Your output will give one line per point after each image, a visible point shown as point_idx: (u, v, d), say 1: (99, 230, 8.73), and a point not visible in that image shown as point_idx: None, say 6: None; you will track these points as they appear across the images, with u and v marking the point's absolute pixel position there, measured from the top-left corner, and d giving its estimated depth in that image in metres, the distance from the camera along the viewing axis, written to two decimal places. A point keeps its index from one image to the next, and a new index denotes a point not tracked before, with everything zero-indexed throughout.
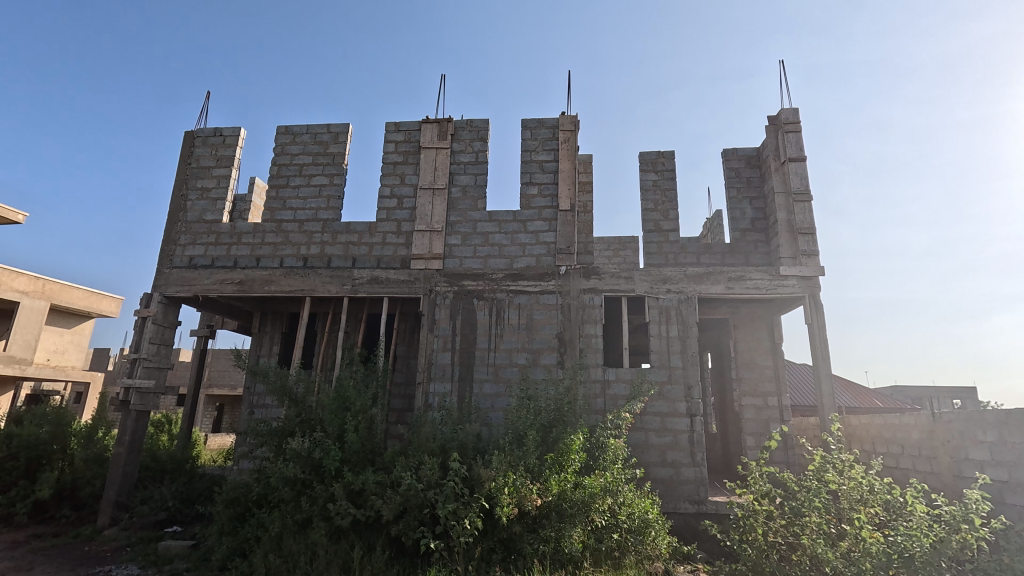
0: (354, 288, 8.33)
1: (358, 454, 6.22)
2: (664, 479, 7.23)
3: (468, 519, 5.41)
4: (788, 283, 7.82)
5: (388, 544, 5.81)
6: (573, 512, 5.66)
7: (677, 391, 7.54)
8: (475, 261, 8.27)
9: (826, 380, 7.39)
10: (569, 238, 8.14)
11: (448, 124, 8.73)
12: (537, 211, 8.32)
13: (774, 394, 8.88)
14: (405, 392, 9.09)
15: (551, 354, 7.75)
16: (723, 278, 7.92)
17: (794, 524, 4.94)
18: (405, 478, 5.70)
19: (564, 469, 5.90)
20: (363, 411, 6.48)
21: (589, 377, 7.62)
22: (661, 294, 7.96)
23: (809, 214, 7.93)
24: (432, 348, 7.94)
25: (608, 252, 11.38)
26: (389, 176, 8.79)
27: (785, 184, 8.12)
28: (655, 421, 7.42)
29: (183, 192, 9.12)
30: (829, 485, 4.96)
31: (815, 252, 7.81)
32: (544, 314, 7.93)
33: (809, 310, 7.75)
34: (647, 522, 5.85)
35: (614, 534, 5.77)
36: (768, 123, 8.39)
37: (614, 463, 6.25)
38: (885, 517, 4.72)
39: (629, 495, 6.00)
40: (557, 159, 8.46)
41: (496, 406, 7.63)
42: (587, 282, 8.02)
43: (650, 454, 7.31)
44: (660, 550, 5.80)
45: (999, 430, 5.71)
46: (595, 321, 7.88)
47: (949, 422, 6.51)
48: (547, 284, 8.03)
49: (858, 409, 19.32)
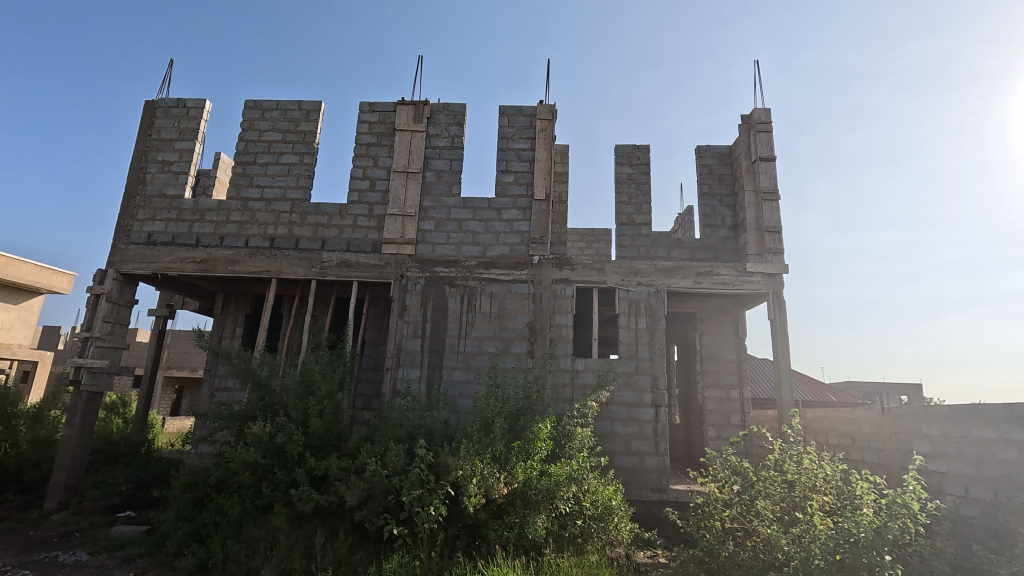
0: (322, 271, 8.14)
1: (323, 439, 6.11)
2: (628, 468, 7.38)
3: (434, 506, 5.41)
4: (753, 279, 8.04)
5: (351, 530, 5.76)
6: (538, 499, 5.72)
7: (644, 382, 7.68)
8: (448, 248, 8.19)
9: (785, 374, 7.65)
10: (544, 227, 8.14)
11: (424, 107, 8.56)
12: (511, 199, 8.28)
13: (736, 386, 9.12)
14: (373, 378, 9.00)
15: (521, 343, 7.77)
16: (691, 273, 8.09)
17: (750, 511, 5.13)
18: (370, 464, 5.62)
19: (530, 457, 5.97)
20: (329, 396, 6.37)
21: (558, 367, 7.68)
22: (631, 286, 8.07)
23: (776, 213, 8.15)
24: (402, 334, 7.85)
25: (581, 244, 11.43)
26: (362, 158, 8.58)
27: (756, 184, 8.32)
28: (621, 411, 7.56)
29: (143, 164, 8.70)
30: (786, 475, 5.15)
31: (780, 250, 8.05)
32: (516, 303, 7.93)
33: (773, 306, 7.99)
34: (610, 509, 5.96)
35: (577, 521, 5.86)
36: (741, 122, 8.54)
37: (580, 451, 6.33)
38: (837, 505, 4.91)
39: (592, 482, 6.11)
40: (533, 148, 8.42)
41: (465, 393, 7.61)
42: (559, 272, 8.04)
43: (616, 443, 7.45)
44: (622, 536, 5.91)
45: (942, 424, 6.06)
46: (566, 311, 7.91)
47: (896, 416, 6.87)
48: (520, 273, 8.02)
49: (816, 402, 20.23)
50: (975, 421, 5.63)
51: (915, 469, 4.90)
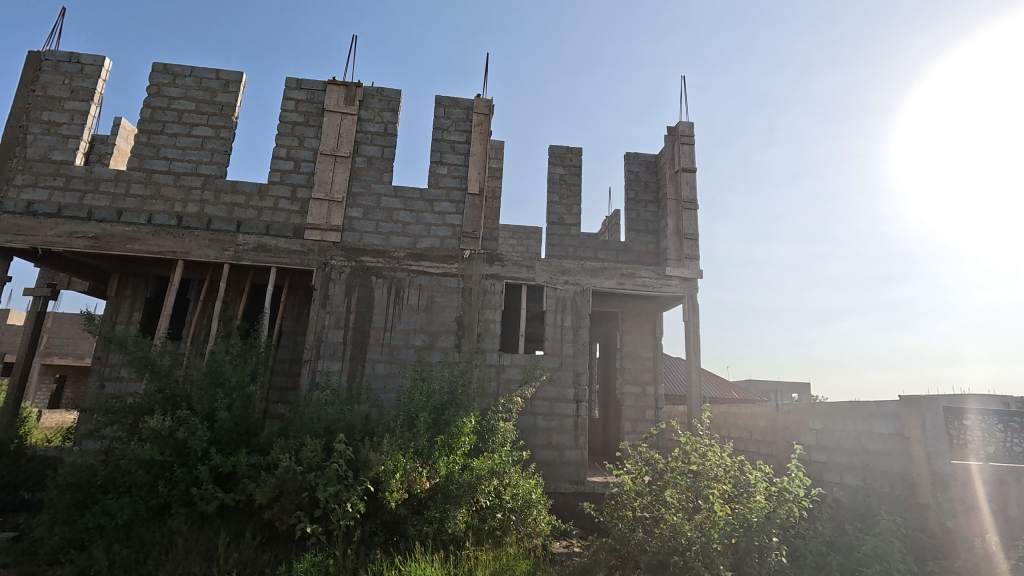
0: (236, 255, 7.59)
1: (230, 434, 5.69)
2: (548, 461, 7.57)
3: (351, 502, 5.24)
4: (672, 283, 8.53)
5: (259, 529, 5.46)
6: (460, 493, 5.72)
7: (567, 378, 7.90)
8: (376, 237, 7.94)
9: (696, 371, 8.19)
10: (476, 222, 8.13)
11: (357, 89, 8.23)
12: (444, 191, 8.18)
13: (652, 383, 9.63)
14: (290, 370, 8.54)
15: (448, 337, 7.72)
16: (616, 274, 8.42)
17: (659, 500, 5.44)
18: (283, 460, 5.33)
19: (454, 451, 5.91)
20: (240, 388, 5.94)
21: (484, 362, 7.71)
22: (559, 284, 8.26)
23: (694, 221, 8.69)
24: (324, 324, 7.53)
25: (512, 240, 11.54)
26: (286, 137, 8.09)
27: (677, 192, 8.82)
28: (544, 405, 7.73)
29: (23, 123, 7.65)
30: (691, 466, 5.51)
31: (696, 256, 8.60)
32: (445, 297, 7.86)
33: (687, 308, 8.52)
34: (530, 501, 6.08)
35: (497, 514, 5.93)
36: (667, 133, 9.02)
37: (503, 445, 6.41)
38: (734, 493, 5.33)
39: (514, 476, 6.20)
40: (468, 141, 8.37)
41: (388, 387, 7.43)
42: (489, 268, 8.05)
43: (538, 437, 7.62)
44: (540, 527, 6.06)
45: (824, 419, 6.80)
46: (495, 307, 7.95)
47: (787, 411, 7.60)
48: (450, 267, 7.96)
49: (721, 399, 21.87)
50: (851, 417, 6.38)
51: (799, 458, 5.49)
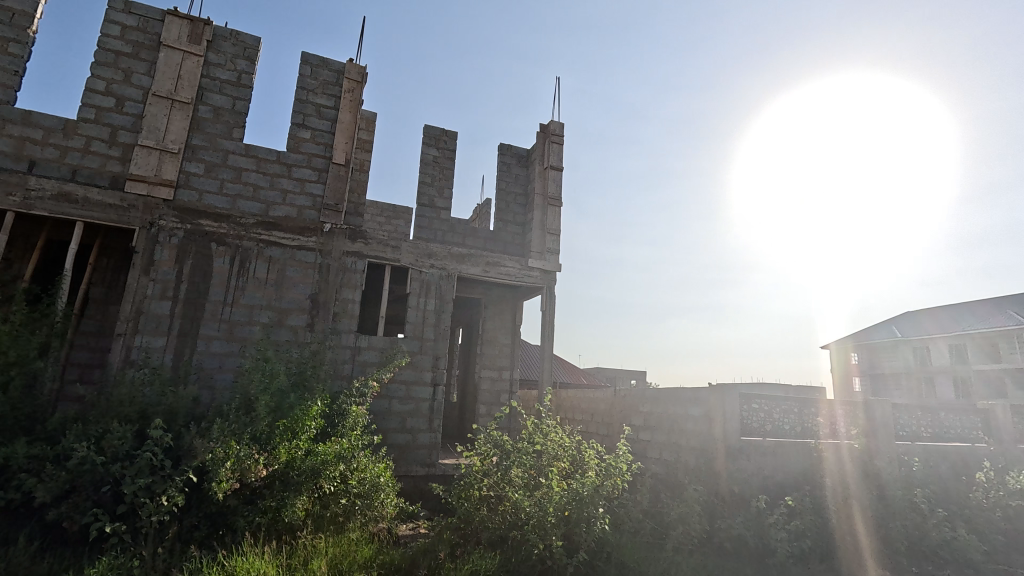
0: (25, 202, 6.18)
1: (6, 420, 4.67)
2: (400, 445, 7.50)
3: (167, 495, 4.59)
4: (533, 274, 8.93)
5: (39, 532, 4.60)
6: (301, 480, 5.35)
7: (425, 362, 7.87)
8: (220, 199, 7.06)
9: (548, 358, 8.72)
10: (340, 195, 7.65)
11: (205, 27, 7.18)
12: (305, 157, 7.56)
13: (508, 369, 10.04)
14: (96, 345, 7.23)
15: (300, 315, 7.18)
16: (481, 261, 8.57)
17: (504, 479, 5.68)
18: (77, 449, 4.52)
19: (297, 436, 5.56)
20: (23, 364, 4.99)
21: (339, 343, 7.33)
22: (424, 267, 8.15)
23: (557, 218, 9.20)
24: (145, 294, 6.50)
25: (379, 218, 11.10)
26: (106, 67, 6.76)
27: (544, 188, 9.24)
28: (400, 389, 7.63)
29: None
30: (535, 446, 5.89)
31: (556, 250, 9.12)
32: (299, 272, 7.28)
33: (545, 299, 9.01)
34: (377, 485, 5.97)
35: (341, 499, 5.71)
36: (539, 129, 9.39)
37: (353, 429, 6.16)
38: (570, 470, 5.82)
39: (362, 460, 6.03)
40: (337, 107, 7.82)
41: (224, 367, 6.69)
42: (351, 245, 7.64)
43: (391, 420, 7.50)
44: (386, 511, 6.00)
45: (651, 403, 7.79)
46: (354, 286, 7.58)
47: (622, 396, 8.53)
48: (307, 240, 7.39)
49: (571, 384, 23.67)
50: (671, 401, 7.41)
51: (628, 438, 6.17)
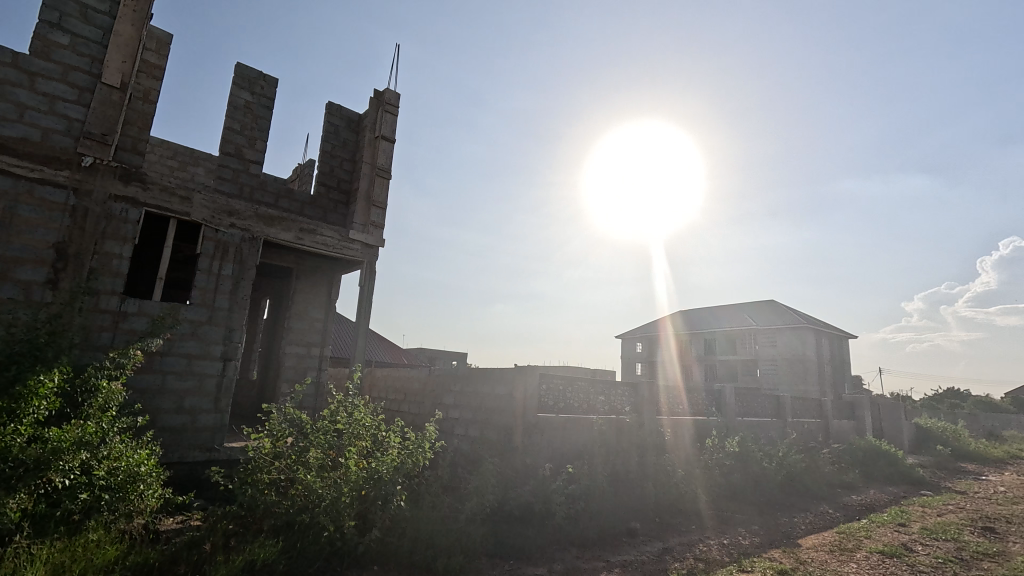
0: None
1: None
2: (174, 428, 6.46)
3: None
4: (353, 247, 8.42)
5: None
6: (14, 475, 4.17)
7: (215, 334, 6.88)
8: None
9: (362, 336, 8.36)
10: (109, 124, 6.20)
11: None
12: (58, 67, 5.99)
13: (318, 345, 9.39)
14: None
15: (35, 267, 5.64)
16: (294, 227, 7.79)
17: (298, 461, 5.23)
18: None
19: (16, 419, 4.38)
20: None
21: (94, 305, 5.98)
22: (222, 227, 7.08)
23: (385, 191, 8.84)
24: None
25: (169, 162, 9.35)
26: None
27: (373, 159, 8.80)
28: (178, 363, 6.55)
29: None
30: (336, 425, 5.60)
31: (381, 225, 8.76)
32: (38, 212, 5.72)
33: (365, 273, 8.60)
34: (135, 476, 4.98)
35: (81, 495, 4.51)
36: (373, 95, 8.90)
37: (104, 410, 5.09)
38: (372, 449, 5.71)
39: (116, 447, 4.99)
40: (112, 15, 6.31)
41: None
42: (122, 188, 6.26)
43: (163, 400, 6.41)
44: (146, 503, 5.02)
45: (461, 383, 8.19)
46: (122, 238, 6.22)
47: (435, 376, 8.76)
48: (53, 173, 5.84)
49: (391, 364, 23.31)
50: (479, 381, 7.89)
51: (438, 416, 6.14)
